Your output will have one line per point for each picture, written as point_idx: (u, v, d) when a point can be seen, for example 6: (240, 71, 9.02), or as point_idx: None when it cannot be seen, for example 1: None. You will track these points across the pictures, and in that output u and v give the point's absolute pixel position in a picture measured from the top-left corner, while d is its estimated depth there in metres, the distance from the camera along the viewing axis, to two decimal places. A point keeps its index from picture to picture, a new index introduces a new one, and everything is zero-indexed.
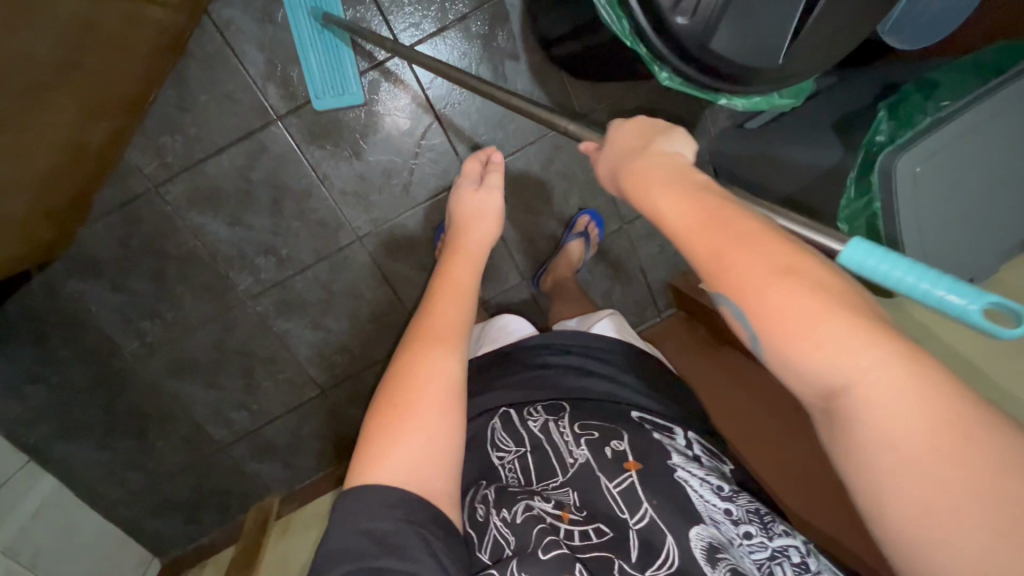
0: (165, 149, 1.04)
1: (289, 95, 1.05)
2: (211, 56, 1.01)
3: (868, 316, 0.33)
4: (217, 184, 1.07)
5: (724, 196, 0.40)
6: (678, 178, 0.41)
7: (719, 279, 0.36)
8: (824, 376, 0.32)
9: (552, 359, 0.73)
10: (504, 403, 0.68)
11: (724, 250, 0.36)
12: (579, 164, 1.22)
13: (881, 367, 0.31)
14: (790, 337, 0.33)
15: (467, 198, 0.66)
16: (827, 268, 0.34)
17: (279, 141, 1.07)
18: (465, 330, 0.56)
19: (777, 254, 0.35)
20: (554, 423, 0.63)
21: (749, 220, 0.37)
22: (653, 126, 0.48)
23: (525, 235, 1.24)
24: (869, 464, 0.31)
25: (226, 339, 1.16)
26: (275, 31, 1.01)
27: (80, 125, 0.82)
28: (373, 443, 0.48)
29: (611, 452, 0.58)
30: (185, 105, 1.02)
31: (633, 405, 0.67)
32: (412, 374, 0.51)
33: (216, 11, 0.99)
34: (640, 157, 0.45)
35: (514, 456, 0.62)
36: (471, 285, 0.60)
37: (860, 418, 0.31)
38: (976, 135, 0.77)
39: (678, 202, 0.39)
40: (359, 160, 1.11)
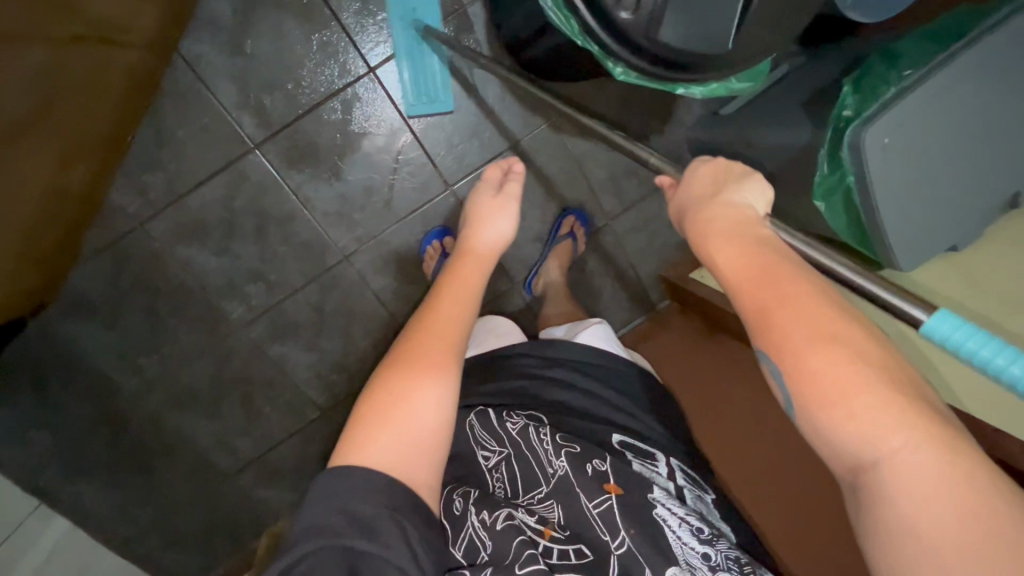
0: (148, 187, 1.06)
1: (264, 123, 1.06)
2: (185, 92, 1.03)
3: (911, 401, 0.36)
4: (201, 216, 1.08)
5: (783, 255, 0.43)
6: (739, 230, 0.44)
7: (761, 334, 0.40)
8: (858, 446, 0.35)
9: (528, 370, 0.73)
10: (482, 403, 0.68)
11: (769, 307, 0.40)
12: (557, 166, 1.22)
13: (914, 448, 0.34)
14: (825, 402, 0.36)
15: (485, 202, 0.69)
16: (873, 343, 0.38)
17: (258, 169, 1.08)
18: (464, 329, 0.57)
19: (820, 317, 0.38)
20: (533, 428, 0.64)
21: (801, 283, 0.40)
22: (733, 168, 0.49)
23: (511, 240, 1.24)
24: (894, 541, 0.34)
25: (223, 368, 1.17)
26: (245, 62, 1.03)
27: (59, 171, 0.83)
28: (361, 427, 0.49)
29: (591, 470, 0.60)
30: (163, 142, 1.04)
31: (614, 428, 0.68)
32: (407, 366, 0.52)
33: (186, 48, 1.01)
34: (710, 203, 0.47)
35: (496, 459, 0.63)
36: (478, 287, 0.61)
37: (888, 492, 0.35)
38: (944, 101, 0.76)
39: (734, 255, 0.43)
40: (337, 180, 1.12)
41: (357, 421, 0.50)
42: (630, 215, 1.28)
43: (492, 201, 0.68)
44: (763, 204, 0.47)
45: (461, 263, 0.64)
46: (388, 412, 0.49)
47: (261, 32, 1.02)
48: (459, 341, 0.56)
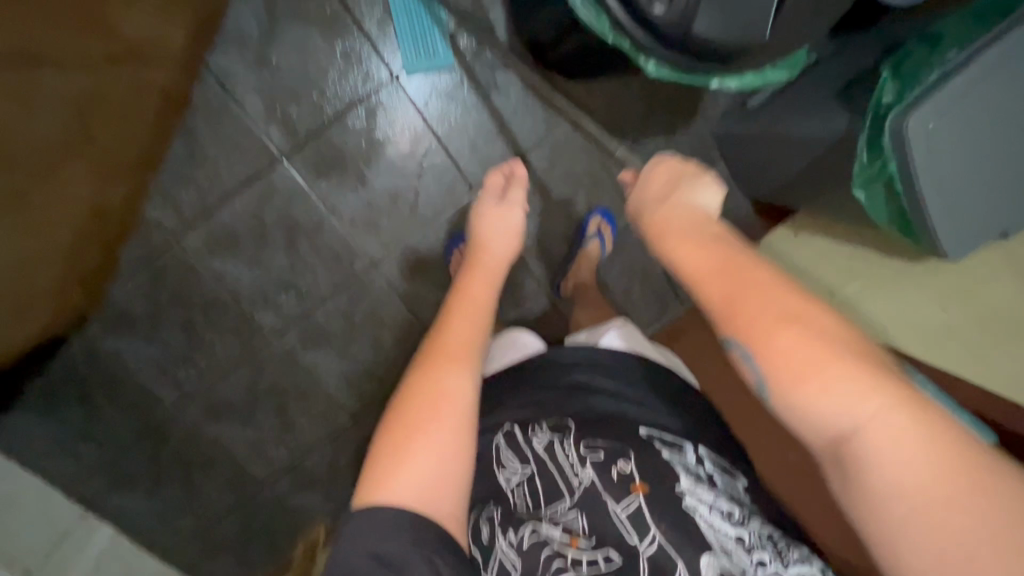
0: (182, 203, 1.08)
1: (292, 135, 1.08)
2: (214, 108, 1.04)
3: (873, 367, 0.40)
4: (232, 229, 1.10)
5: (739, 249, 0.47)
6: (694, 230, 0.49)
7: (734, 324, 0.43)
8: (833, 417, 0.39)
9: (548, 380, 0.69)
10: (509, 420, 0.65)
11: (737, 299, 0.43)
12: (583, 166, 1.21)
13: (884, 411, 0.38)
14: (799, 381, 0.40)
15: (487, 210, 0.71)
16: (835, 323, 0.42)
17: (286, 180, 1.09)
18: (479, 351, 0.57)
19: (784, 302, 0.42)
20: (559, 443, 0.61)
21: (763, 273, 0.44)
22: (685, 170, 0.56)
23: (537, 242, 1.24)
24: (876, 496, 0.38)
25: (258, 378, 1.19)
26: (272, 75, 1.05)
27: (99, 190, 0.85)
28: (383, 459, 0.48)
29: (617, 474, 0.58)
30: (194, 157, 1.06)
31: (641, 421, 0.64)
32: (425, 392, 0.51)
33: (215, 65, 1.03)
34: (660, 209, 0.53)
35: (519, 477, 0.61)
36: (486, 303, 0.61)
37: (866, 453, 0.38)
38: (988, 83, 0.73)
39: (698, 250, 0.47)
40: (364, 188, 1.12)
41: (377, 453, 0.49)
42: None
43: (498, 213, 0.70)
44: (715, 201, 0.54)
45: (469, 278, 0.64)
46: (408, 440, 0.49)
47: (287, 46, 1.04)
48: (475, 360, 0.56)
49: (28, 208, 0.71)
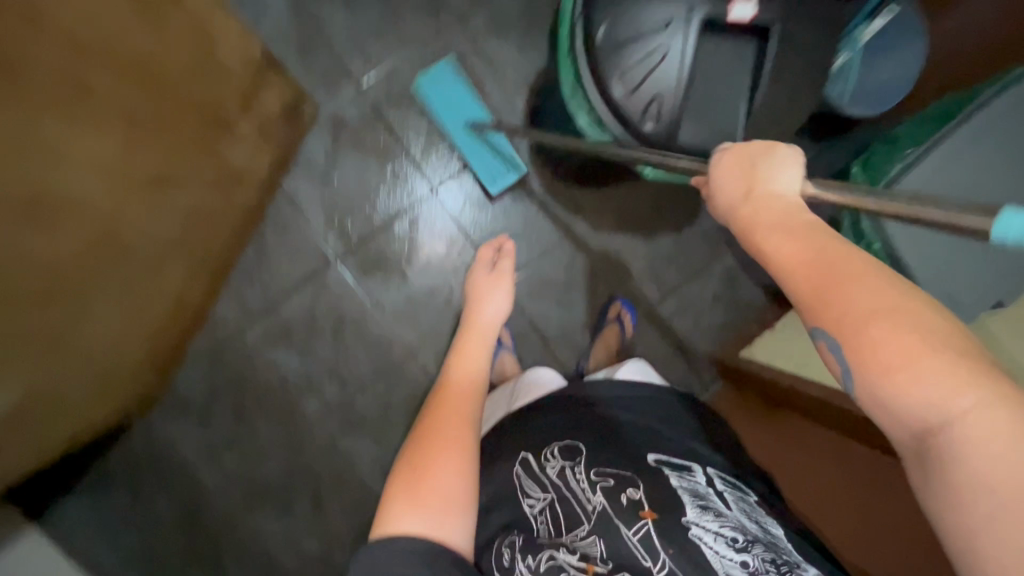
0: (247, 299, 1.22)
1: (344, 240, 1.24)
2: (282, 220, 1.22)
3: (979, 363, 0.39)
4: (288, 322, 1.23)
5: (839, 240, 0.47)
6: (783, 220, 0.50)
7: (823, 313, 0.44)
8: (923, 408, 0.39)
9: (580, 413, 0.76)
10: (524, 451, 0.71)
11: (826, 289, 0.45)
12: (602, 261, 1.34)
13: (981, 408, 0.37)
14: (889, 371, 0.40)
15: (483, 281, 0.88)
16: (938, 312, 0.41)
17: (337, 278, 1.24)
18: (475, 394, 0.70)
19: (882, 292, 0.43)
20: (570, 469, 0.66)
21: (860, 264, 0.45)
22: (766, 148, 0.56)
23: (561, 329, 1.33)
24: (961, 496, 0.38)
25: (296, 464, 1.24)
26: (332, 191, 1.23)
27: (184, 284, 0.99)
28: (397, 495, 0.54)
29: (626, 499, 0.61)
30: (261, 260, 1.22)
31: (648, 448, 0.69)
32: (432, 427, 0.62)
33: (287, 185, 1.22)
34: (744, 203, 0.54)
35: (541, 505, 0.64)
36: (479, 358, 0.77)
37: (959, 452, 0.38)
38: (949, 168, 0.85)
39: (785, 240, 0.49)
40: (405, 282, 1.26)
41: (393, 490, 0.55)
42: (673, 301, 1.37)
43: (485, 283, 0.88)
44: (800, 181, 0.53)
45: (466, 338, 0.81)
46: (418, 474, 0.56)
47: (347, 168, 1.24)
48: (474, 403, 0.68)
49: (123, 296, 0.82)
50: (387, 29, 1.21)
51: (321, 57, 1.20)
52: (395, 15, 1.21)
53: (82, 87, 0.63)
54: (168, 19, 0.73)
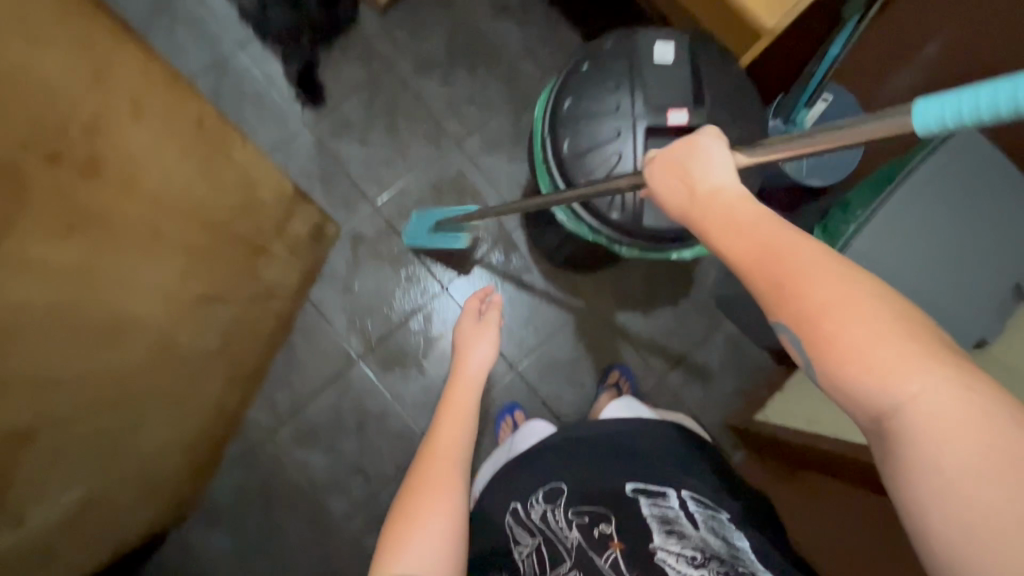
0: (277, 403, 1.30)
1: (365, 340, 1.36)
2: (309, 326, 1.34)
3: (926, 344, 0.42)
4: (315, 422, 1.31)
5: (791, 226, 0.49)
6: (728, 218, 0.52)
7: (781, 308, 0.46)
8: (877, 393, 0.43)
9: (582, 453, 0.97)
10: (515, 501, 0.94)
11: (780, 283, 0.47)
12: (606, 338, 1.43)
13: (929, 391, 0.41)
14: (846, 360, 0.44)
15: (469, 329, 0.96)
16: (889, 298, 0.44)
17: (360, 376, 1.34)
18: (461, 446, 0.77)
19: (833, 281, 0.45)
20: (550, 513, 0.87)
21: (813, 249, 0.47)
22: (698, 145, 0.57)
23: (575, 407, 1.40)
24: (915, 479, 0.41)
25: (325, 566, 1.26)
26: (353, 296, 1.37)
27: (223, 392, 1.10)
28: (389, 547, 0.65)
29: (598, 533, 0.79)
30: (291, 365, 1.32)
31: (630, 479, 0.86)
32: (419, 484, 0.72)
33: (313, 295, 1.35)
34: (689, 203, 0.56)
35: (532, 545, 0.85)
36: (467, 408, 0.83)
37: (912, 435, 0.41)
38: (902, 211, 0.98)
39: (735, 236, 0.50)
40: (423, 374, 1.36)
41: (384, 542, 0.66)
42: (677, 370, 1.44)
43: (473, 330, 0.96)
44: (729, 163, 0.56)
45: (455, 389, 0.87)
46: (406, 529, 0.66)
47: (366, 275, 1.38)
48: (460, 456, 0.76)
49: (169, 403, 0.92)
50: (396, 157, 1.42)
51: (341, 184, 1.40)
52: (403, 144, 1.43)
53: (156, 231, 0.77)
54: (223, 173, 0.91)
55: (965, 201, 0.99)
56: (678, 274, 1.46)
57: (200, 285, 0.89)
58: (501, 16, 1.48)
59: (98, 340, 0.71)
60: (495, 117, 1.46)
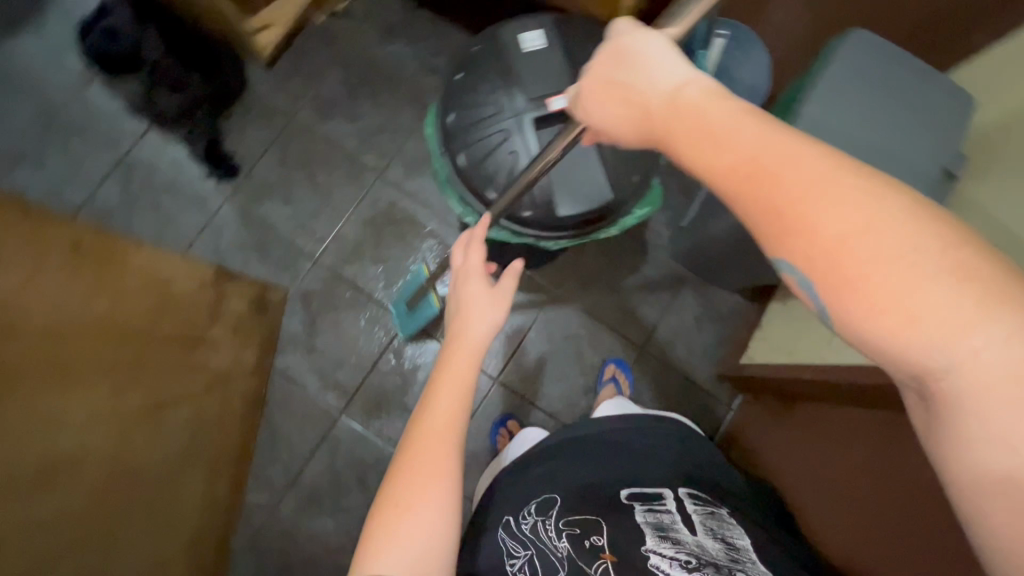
0: (273, 479, 1.28)
1: (341, 393, 1.33)
2: (284, 395, 1.32)
3: (984, 287, 0.38)
4: (314, 487, 1.29)
5: (793, 153, 0.44)
6: (696, 134, 0.50)
7: (789, 246, 0.43)
8: (924, 351, 0.39)
9: (571, 454, 1.03)
10: (506, 515, 0.93)
11: (784, 211, 0.43)
12: (578, 324, 1.42)
13: (989, 344, 0.37)
14: (877, 311, 0.40)
15: (468, 276, 0.85)
16: (931, 233, 0.39)
17: (347, 430, 1.32)
18: (459, 420, 0.72)
19: (858, 215, 0.41)
20: (542, 522, 0.87)
21: (826, 185, 0.42)
22: (645, 67, 0.56)
23: (566, 399, 1.39)
24: (960, 442, 0.39)
25: None
26: (318, 353, 1.35)
27: (211, 481, 1.08)
28: (377, 535, 0.65)
29: (589, 544, 0.79)
30: (276, 438, 1.30)
31: (622, 485, 0.94)
32: (409, 462, 0.68)
33: (278, 364, 1.33)
34: (647, 119, 0.55)
35: (523, 558, 0.83)
36: (466, 373, 0.75)
37: (956, 395, 0.39)
38: (821, 123, 0.96)
39: (716, 152, 0.48)
40: (408, 412, 1.34)
41: (372, 527, 0.66)
42: (657, 337, 1.43)
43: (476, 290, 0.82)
44: (676, 68, 0.54)
45: (453, 349, 0.78)
46: (394, 512, 0.65)
47: (326, 330, 1.36)
48: (456, 430, 0.71)
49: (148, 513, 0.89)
50: (324, 206, 1.40)
51: (277, 248, 1.37)
52: (327, 191, 1.41)
53: (66, 365, 0.72)
54: (119, 283, 0.87)
55: (877, 97, 0.98)
56: (631, 244, 1.45)
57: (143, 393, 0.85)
58: (389, 40, 1.46)
59: (35, 485, 0.67)
60: (411, 139, 1.44)
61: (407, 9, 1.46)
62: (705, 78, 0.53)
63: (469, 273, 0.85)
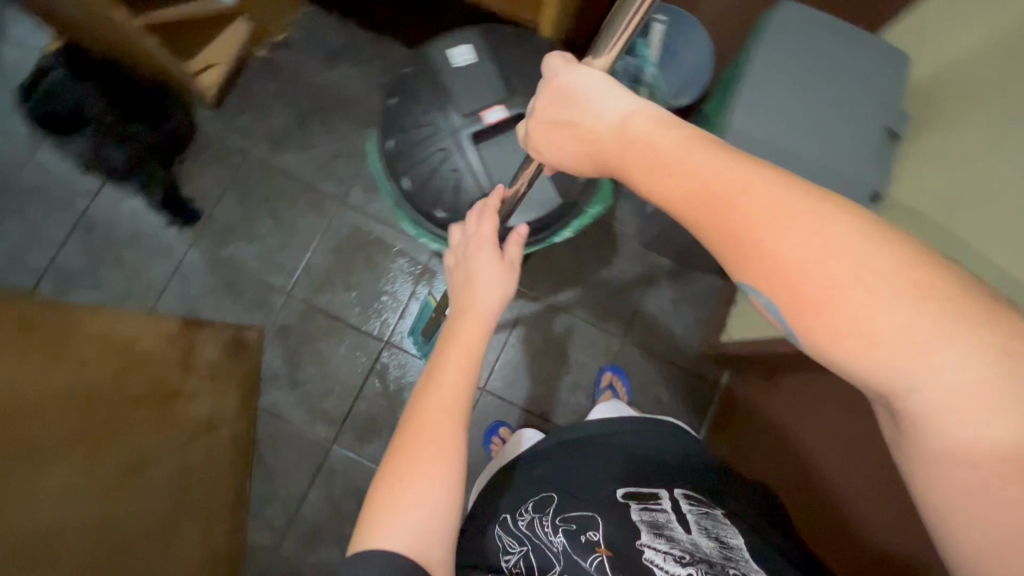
0: (273, 517, 1.28)
1: (330, 423, 1.33)
2: (273, 433, 1.32)
3: (939, 304, 0.38)
4: (316, 520, 1.29)
5: (744, 179, 0.46)
6: (651, 165, 0.52)
7: (747, 269, 0.45)
8: (883, 368, 0.40)
9: (568, 455, 1.02)
10: (505, 515, 0.93)
11: (740, 237, 0.45)
12: (557, 323, 1.43)
13: (946, 362, 0.38)
14: (833, 329, 0.41)
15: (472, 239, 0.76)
16: (887, 256, 0.40)
17: (341, 459, 1.32)
18: (467, 398, 0.65)
19: (811, 236, 0.42)
20: (539, 518, 0.86)
21: (781, 212, 0.43)
22: (591, 101, 0.58)
23: (555, 399, 1.40)
24: (926, 461, 0.39)
25: None
26: (302, 387, 1.35)
27: (207, 532, 1.08)
28: (380, 512, 0.59)
29: (585, 538, 0.77)
30: (271, 476, 1.30)
31: (618, 483, 0.92)
32: (415, 437, 0.62)
33: (264, 402, 1.33)
34: (604, 145, 0.57)
35: (519, 554, 0.82)
36: (475, 344, 0.68)
37: (919, 413, 0.39)
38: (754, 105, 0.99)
39: (671, 180, 0.50)
40: None
41: (372, 508, 0.60)
42: (636, 326, 1.44)
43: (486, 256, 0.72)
44: (624, 96, 0.56)
45: (460, 321, 0.70)
46: (398, 486, 0.59)
47: (307, 363, 1.36)
48: (464, 408, 0.65)
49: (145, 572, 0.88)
50: (289, 238, 1.40)
51: (248, 288, 1.37)
52: (290, 224, 1.40)
53: (32, 438, 0.72)
54: (81, 349, 0.87)
55: (807, 75, 1.01)
56: (599, 237, 1.46)
57: (119, 454, 0.85)
58: (333, 64, 1.45)
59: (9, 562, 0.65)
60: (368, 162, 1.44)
61: (347, 31, 1.46)
62: (655, 108, 0.55)
63: (482, 241, 0.74)
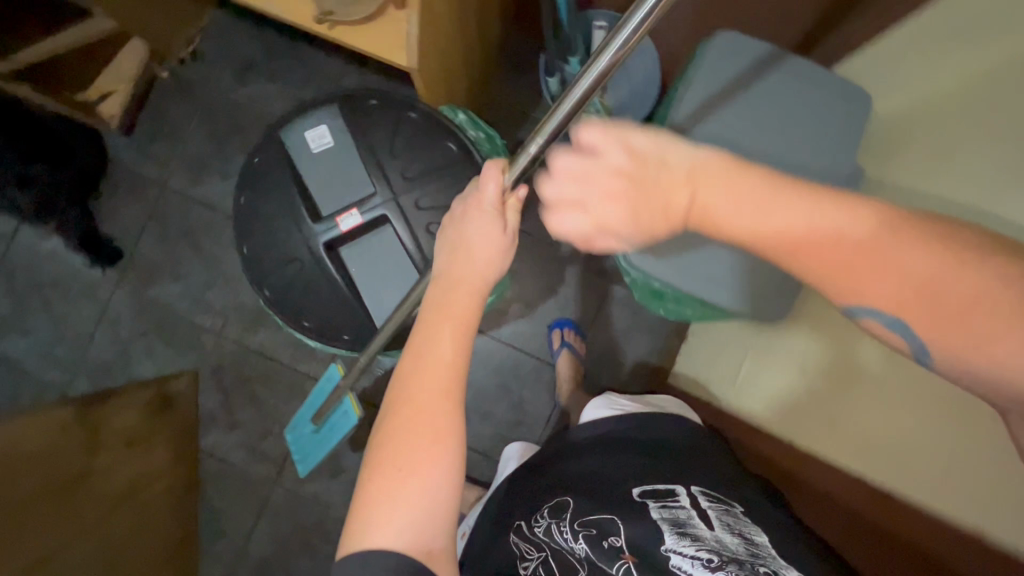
0: (223, 553, 1.32)
1: (272, 461, 1.33)
2: (216, 473, 1.33)
3: None
4: (262, 554, 1.32)
5: (847, 206, 0.44)
6: (734, 189, 0.47)
7: (870, 286, 0.43)
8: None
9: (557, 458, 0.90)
10: (518, 522, 0.81)
11: (846, 267, 0.43)
12: (500, 356, 1.37)
13: None
14: (983, 338, 0.39)
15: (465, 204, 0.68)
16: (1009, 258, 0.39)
17: (285, 496, 1.32)
18: (459, 364, 0.61)
19: (937, 251, 0.41)
20: (556, 524, 0.73)
21: (888, 232, 0.42)
22: (654, 144, 0.49)
23: (498, 435, 1.36)
24: None
25: None
26: (240, 427, 1.33)
27: None
28: (374, 507, 0.56)
29: (606, 543, 0.66)
30: (217, 514, 1.32)
31: (636, 482, 0.76)
32: (405, 410, 0.58)
33: (205, 444, 1.33)
34: (674, 198, 0.49)
35: (536, 561, 0.72)
36: (466, 313, 0.63)
37: None
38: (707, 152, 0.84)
39: (777, 205, 0.45)
40: (340, 473, 1.32)
41: (366, 503, 0.56)
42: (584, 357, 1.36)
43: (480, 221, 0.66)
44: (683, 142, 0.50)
45: (448, 296, 0.65)
46: (395, 470, 0.56)
47: (244, 403, 1.34)
48: (448, 378, 0.60)
49: None
50: (216, 276, 1.33)
51: (178, 329, 1.33)
52: (216, 259, 1.33)
53: None
54: None
55: None
56: (544, 264, 1.36)
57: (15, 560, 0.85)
58: (248, 77, 1.31)
59: None
60: None
61: (261, 38, 1.31)
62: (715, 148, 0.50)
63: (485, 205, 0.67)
